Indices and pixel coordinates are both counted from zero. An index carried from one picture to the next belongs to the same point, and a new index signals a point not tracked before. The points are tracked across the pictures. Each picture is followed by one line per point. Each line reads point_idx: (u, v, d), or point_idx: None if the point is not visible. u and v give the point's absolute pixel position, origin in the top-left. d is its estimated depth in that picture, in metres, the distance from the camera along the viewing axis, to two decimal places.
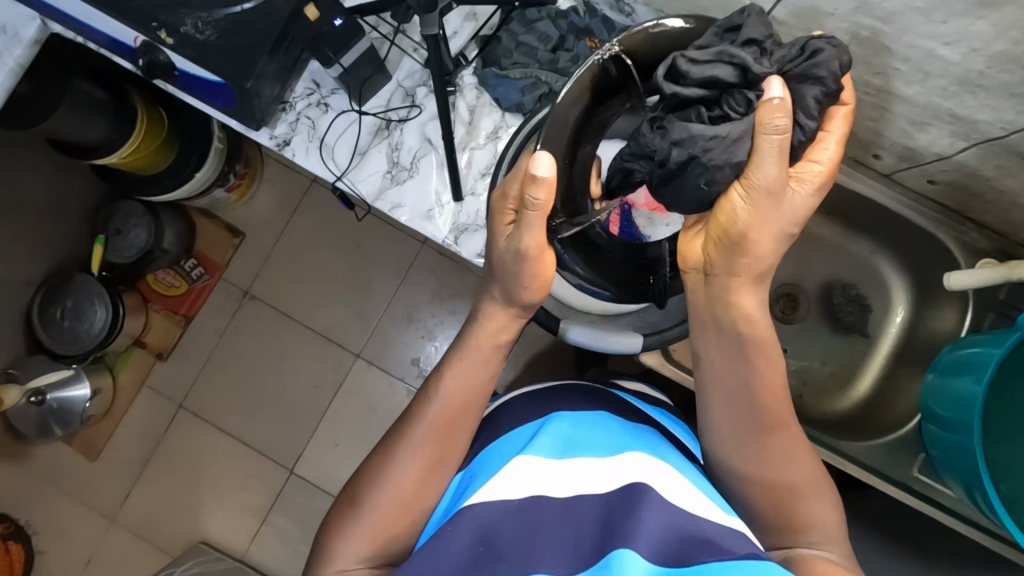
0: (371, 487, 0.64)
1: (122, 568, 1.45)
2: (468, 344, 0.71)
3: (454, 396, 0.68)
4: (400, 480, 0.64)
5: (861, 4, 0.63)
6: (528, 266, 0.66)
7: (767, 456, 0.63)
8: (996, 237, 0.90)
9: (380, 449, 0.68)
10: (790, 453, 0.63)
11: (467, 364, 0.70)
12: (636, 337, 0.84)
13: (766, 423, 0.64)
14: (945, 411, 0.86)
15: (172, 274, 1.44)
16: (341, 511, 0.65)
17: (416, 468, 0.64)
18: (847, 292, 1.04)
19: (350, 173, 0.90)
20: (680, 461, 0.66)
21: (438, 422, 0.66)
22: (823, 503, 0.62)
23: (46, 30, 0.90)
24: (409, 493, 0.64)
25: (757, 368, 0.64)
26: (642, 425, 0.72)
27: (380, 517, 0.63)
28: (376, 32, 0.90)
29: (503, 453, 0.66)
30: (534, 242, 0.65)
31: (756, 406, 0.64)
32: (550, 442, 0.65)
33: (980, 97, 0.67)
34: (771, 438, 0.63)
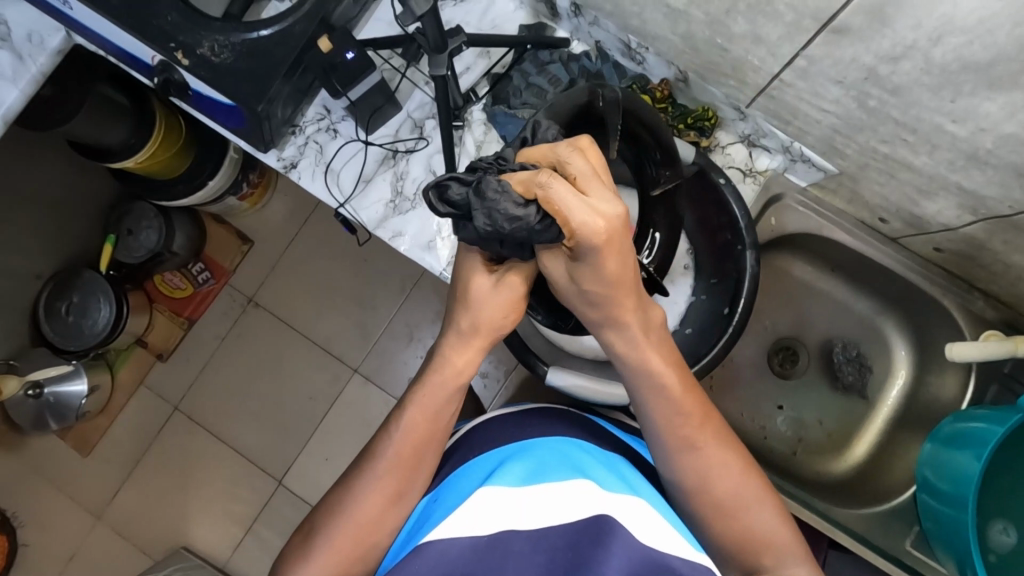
0: (328, 526, 0.64)
1: (102, 566, 1.44)
2: (430, 379, 0.67)
3: (416, 431, 0.66)
4: (358, 516, 0.64)
5: (870, 75, 0.63)
6: (508, 296, 0.65)
7: (693, 472, 0.65)
8: (1003, 308, 0.87)
9: (341, 483, 0.67)
10: (712, 462, 0.65)
11: (423, 399, 0.67)
12: (626, 389, 0.85)
13: (686, 441, 0.65)
14: (944, 485, 0.83)
15: (179, 276, 1.44)
16: (297, 547, 0.65)
17: (376, 502, 0.64)
18: (847, 351, 1.03)
19: (353, 200, 0.91)
20: (652, 494, 0.66)
21: (399, 454, 0.66)
22: (765, 507, 0.64)
23: (70, 41, 0.92)
24: (368, 526, 0.64)
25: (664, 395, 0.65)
26: (613, 455, 0.70)
27: (337, 553, 0.63)
28: (388, 64, 0.92)
29: (469, 479, 0.65)
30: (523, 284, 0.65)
31: (674, 425, 0.65)
32: (520, 467, 0.63)
33: (988, 174, 0.65)
34: (692, 455, 0.65)
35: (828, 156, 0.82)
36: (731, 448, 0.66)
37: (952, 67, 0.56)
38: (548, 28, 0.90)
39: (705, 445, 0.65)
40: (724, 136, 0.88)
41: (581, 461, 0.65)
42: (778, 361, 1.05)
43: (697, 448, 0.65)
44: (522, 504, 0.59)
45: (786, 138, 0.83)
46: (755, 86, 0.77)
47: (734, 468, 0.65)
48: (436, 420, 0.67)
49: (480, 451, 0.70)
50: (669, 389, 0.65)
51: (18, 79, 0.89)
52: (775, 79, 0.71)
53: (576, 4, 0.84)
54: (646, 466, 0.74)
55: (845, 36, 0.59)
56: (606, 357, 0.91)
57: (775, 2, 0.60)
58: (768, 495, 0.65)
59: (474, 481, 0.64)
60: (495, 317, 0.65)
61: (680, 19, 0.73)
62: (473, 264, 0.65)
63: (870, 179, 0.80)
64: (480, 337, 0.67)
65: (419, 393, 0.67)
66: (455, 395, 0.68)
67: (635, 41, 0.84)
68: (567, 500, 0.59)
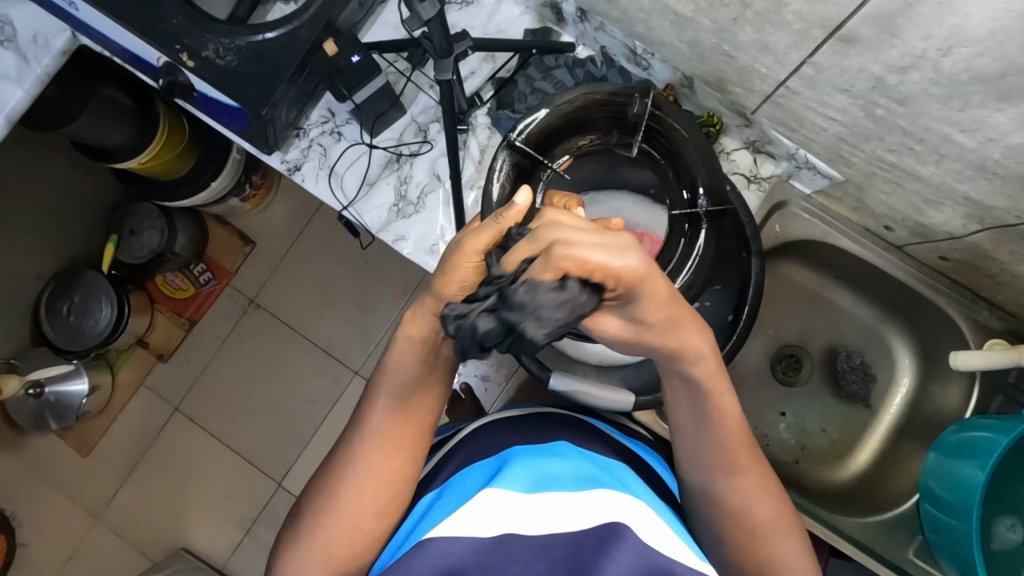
0: (314, 513, 0.64)
1: (100, 567, 1.44)
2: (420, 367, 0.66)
3: (393, 405, 0.65)
4: (338, 498, 0.63)
5: (877, 84, 0.63)
6: None
7: (733, 497, 0.63)
8: (1008, 318, 0.87)
9: (326, 466, 0.67)
10: (752, 492, 0.63)
11: (395, 366, 0.65)
12: (627, 396, 0.84)
13: (730, 466, 0.64)
14: (947, 494, 0.83)
15: (180, 278, 1.42)
16: (288, 533, 0.65)
17: (354, 483, 0.63)
18: (851, 359, 1.03)
19: (357, 203, 0.91)
20: (651, 499, 0.65)
21: (375, 431, 0.65)
22: (788, 538, 0.63)
23: (75, 42, 0.92)
24: (348, 511, 0.63)
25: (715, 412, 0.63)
26: (612, 460, 0.70)
27: (320, 539, 0.62)
28: (393, 67, 0.92)
29: (470, 482, 0.64)
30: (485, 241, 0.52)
31: (724, 447, 0.64)
32: (523, 472, 0.63)
33: (996, 184, 0.65)
34: (734, 480, 0.64)
35: (833, 163, 0.82)
36: (771, 484, 0.65)
37: (962, 78, 0.56)
38: (554, 33, 0.90)
39: (748, 474, 0.64)
40: (729, 142, 0.88)
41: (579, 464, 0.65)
42: (781, 367, 1.05)
43: (741, 474, 0.64)
44: (524, 509, 0.59)
45: (791, 145, 0.83)
46: (761, 93, 0.77)
47: (773, 501, 0.64)
48: (415, 390, 0.66)
49: (483, 453, 0.69)
50: (721, 412, 0.63)
51: (23, 80, 0.89)
52: (782, 86, 0.71)
53: (582, 10, 0.84)
54: (645, 469, 0.74)
55: (853, 45, 0.59)
56: (609, 362, 0.91)
57: (783, 11, 0.60)
58: (794, 528, 0.64)
59: (476, 483, 0.64)
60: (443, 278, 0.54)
61: (686, 26, 0.73)
62: None
63: (875, 187, 0.80)
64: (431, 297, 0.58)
65: (390, 359, 0.65)
66: (434, 362, 0.66)
67: (641, 47, 0.84)
68: (572, 508, 0.59)
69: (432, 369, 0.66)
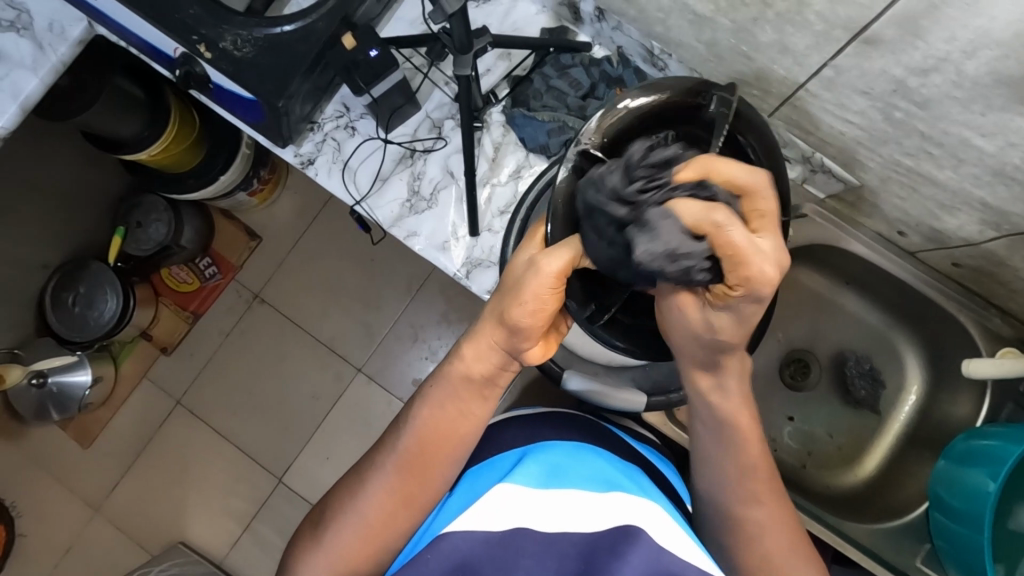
0: (336, 519, 0.64)
1: (99, 560, 1.43)
2: (449, 381, 0.65)
3: (432, 430, 0.65)
4: (360, 510, 0.64)
5: (898, 87, 0.62)
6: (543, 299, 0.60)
7: (750, 526, 0.64)
8: (1020, 325, 0.87)
9: (350, 475, 0.67)
10: (773, 526, 0.64)
11: (444, 398, 0.65)
12: (641, 397, 0.86)
13: (747, 494, 0.64)
14: (956, 501, 0.82)
15: (185, 271, 1.44)
16: (308, 535, 0.66)
17: (382, 499, 0.64)
18: (860, 365, 1.02)
19: (370, 198, 0.91)
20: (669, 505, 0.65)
21: (410, 454, 0.64)
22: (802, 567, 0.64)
23: (90, 31, 0.92)
24: (374, 523, 0.63)
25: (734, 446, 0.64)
26: (629, 464, 0.70)
27: (343, 548, 0.63)
28: (409, 63, 0.91)
29: (485, 480, 0.65)
30: (560, 266, 0.56)
31: (742, 477, 0.64)
32: (537, 467, 0.63)
33: (1014, 190, 0.65)
34: (752, 509, 0.64)
35: (849, 168, 0.82)
36: (787, 510, 0.66)
37: (984, 81, 0.56)
38: (570, 32, 0.90)
39: (766, 503, 0.64)
40: None
41: (594, 466, 0.64)
42: (789, 372, 1.05)
43: (760, 503, 0.64)
44: (537, 505, 0.58)
45: (806, 148, 0.83)
46: (779, 95, 0.76)
47: (790, 532, 0.65)
48: (461, 421, 0.65)
49: (496, 452, 0.69)
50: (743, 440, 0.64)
51: (39, 68, 0.89)
52: (801, 88, 0.71)
53: (600, 9, 0.84)
54: (659, 474, 0.74)
55: (875, 47, 0.59)
56: (619, 362, 0.89)
57: (806, 12, 0.60)
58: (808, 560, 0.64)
59: (491, 481, 0.64)
60: (515, 306, 0.59)
61: (706, 26, 0.73)
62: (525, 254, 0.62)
63: (890, 192, 0.80)
64: (496, 325, 0.62)
65: (436, 388, 0.65)
66: (486, 397, 0.66)
67: (658, 46, 0.84)
68: (586, 509, 0.59)
69: (486, 405, 0.66)
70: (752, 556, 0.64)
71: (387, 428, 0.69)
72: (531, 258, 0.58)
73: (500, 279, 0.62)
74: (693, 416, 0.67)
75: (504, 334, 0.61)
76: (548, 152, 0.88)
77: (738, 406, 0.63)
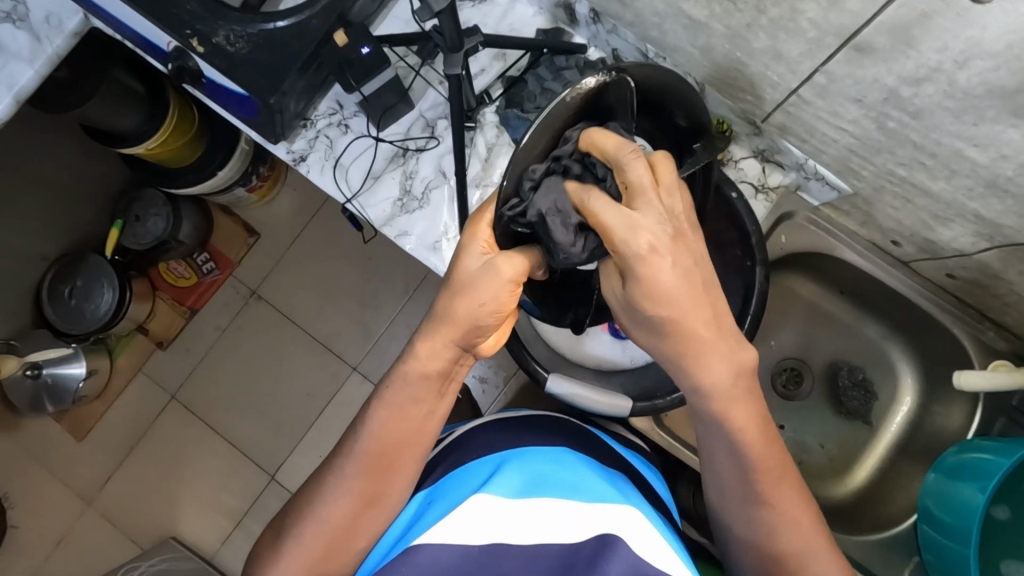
0: (299, 525, 0.64)
1: (88, 553, 1.43)
2: (400, 379, 0.65)
3: (391, 433, 0.64)
4: (325, 515, 0.63)
5: (890, 95, 0.62)
6: (498, 292, 0.60)
7: (765, 526, 0.62)
8: (1015, 340, 0.86)
9: (314, 480, 0.66)
10: (789, 515, 0.61)
11: (401, 399, 0.64)
12: (626, 401, 0.84)
13: (759, 496, 0.61)
14: (946, 516, 0.81)
15: (183, 266, 1.42)
16: (271, 541, 0.65)
17: (347, 503, 0.63)
18: (852, 375, 1.01)
19: (361, 196, 0.91)
20: (644, 507, 0.64)
21: (371, 457, 0.64)
22: (827, 556, 0.61)
23: (87, 24, 0.92)
24: (339, 526, 0.63)
25: (743, 442, 0.60)
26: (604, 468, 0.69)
27: (306, 552, 0.63)
28: (402, 62, 0.91)
29: (464, 487, 0.64)
30: (515, 271, 0.60)
31: (751, 479, 0.61)
32: (516, 477, 0.62)
33: (1007, 202, 0.64)
34: (760, 510, 0.62)
35: (843, 176, 0.81)
36: (805, 505, 0.62)
37: (977, 92, 0.55)
38: (566, 34, 0.89)
39: (781, 500, 0.61)
40: (738, 151, 0.87)
41: (566, 476, 0.64)
42: (781, 381, 1.04)
43: (773, 504, 0.61)
44: (515, 519, 0.58)
45: (801, 155, 0.82)
46: (773, 101, 0.76)
47: (807, 524, 0.61)
48: (421, 420, 0.66)
49: (478, 455, 0.69)
50: (749, 443, 0.60)
51: (34, 59, 0.89)
52: (794, 95, 0.71)
53: (595, 11, 0.83)
54: (639, 479, 0.73)
55: (867, 55, 0.59)
56: (607, 367, 0.92)
57: (798, 18, 0.60)
58: (833, 547, 0.62)
59: (469, 488, 0.63)
60: (473, 303, 0.60)
61: (700, 31, 0.72)
62: (471, 244, 0.63)
63: (884, 202, 0.79)
64: (452, 325, 0.62)
65: (393, 390, 0.65)
66: (444, 393, 0.66)
67: (653, 50, 0.83)
68: (566, 519, 0.58)
69: (443, 401, 0.67)
70: (780, 560, 0.61)
71: (347, 430, 0.67)
72: (490, 259, 0.61)
73: (445, 276, 0.63)
74: (695, 418, 0.63)
75: (457, 331, 0.62)
76: None
77: (736, 404, 0.59)
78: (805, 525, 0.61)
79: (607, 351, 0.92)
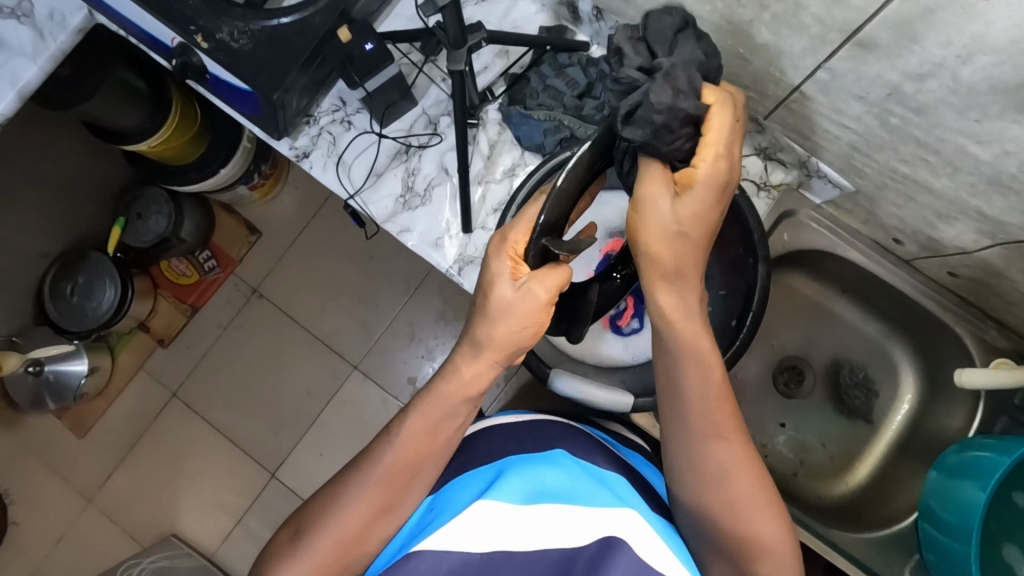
0: (314, 529, 0.64)
1: (89, 550, 1.43)
2: (437, 394, 0.66)
3: (417, 442, 0.65)
4: (342, 521, 0.63)
5: (893, 92, 0.62)
6: (533, 318, 0.61)
7: (713, 464, 0.62)
8: (1017, 338, 0.86)
9: (331, 485, 0.67)
10: (733, 459, 0.62)
11: (438, 415, 0.66)
12: (628, 396, 0.84)
13: (711, 430, 0.62)
14: (948, 514, 0.81)
15: (185, 263, 1.43)
16: (283, 545, 0.65)
17: (365, 508, 0.64)
18: (853, 374, 1.02)
19: (363, 192, 0.91)
20: (654, 515, 0.66)
21: (395, 465, 0.65)
22: (770, 514, 0.61)
23: (91, 20, 0.92)
24: (355, 531, 0.63)
25: (686, 369, 0.62)
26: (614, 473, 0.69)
27: (321, 554, 0.63)
28: (406, 59, 0.91)
29: (464, 494, 0.64)
30: (544, 292, 0.60)
31: (704, 409, 0.62)
32: (518, 484, 0.61)
33: (1010, 199, 0.64)
34: (712, 446, 0.62)
35: (845, 173, 0.81)
36: (755, 457, 0.63)
37: (980, 88, 0.55)
38: (569, 32, 0.89)
39: (731, 438, 0.62)
40: (740, 149, 0.86)
41: (579, 484, 0.64)
42: (782, 379, 1.04)
43: (723, 439, 0.62)
44: (515, 527, 0.58)
45: (803, 152, 0.83)
46: (775, 98, 0.76)
47: (751, 475, 0.62)
48: (449, 433, 0.67)
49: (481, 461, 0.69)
50: (706, 374, 0.62)
51: (38, 55, 0.89)
52: (797, 91, 0.71)
53: (598, 8, 0.83)
54: (646, 483, 0.73)
55: (870, 50, 0.59)
56: (608, 364, 0.92)
57: (802, 14, 0.60)
58: (777, 507, 0.62)
59: (469, 495, 0.63)
60: (513, 329, 0.62)
61: (703, 27, 0.73)
62: (499, 269, 0.62)
63: (886, 200, 0.79)
64: (487, 349, 0.64)
65: (430, 404, 0.66)
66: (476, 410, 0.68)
67: None
68: (573, 523, 0.59)
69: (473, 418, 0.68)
70: (724, 506, 0.61)
71: (372, 439, 0.68)
72: (521, 283, 0.60)
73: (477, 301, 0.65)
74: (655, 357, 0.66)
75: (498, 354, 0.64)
76: (543, 150, 0.88)
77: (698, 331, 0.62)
78: (749, 474, 0.61)
79: (612, 349, 0.92)
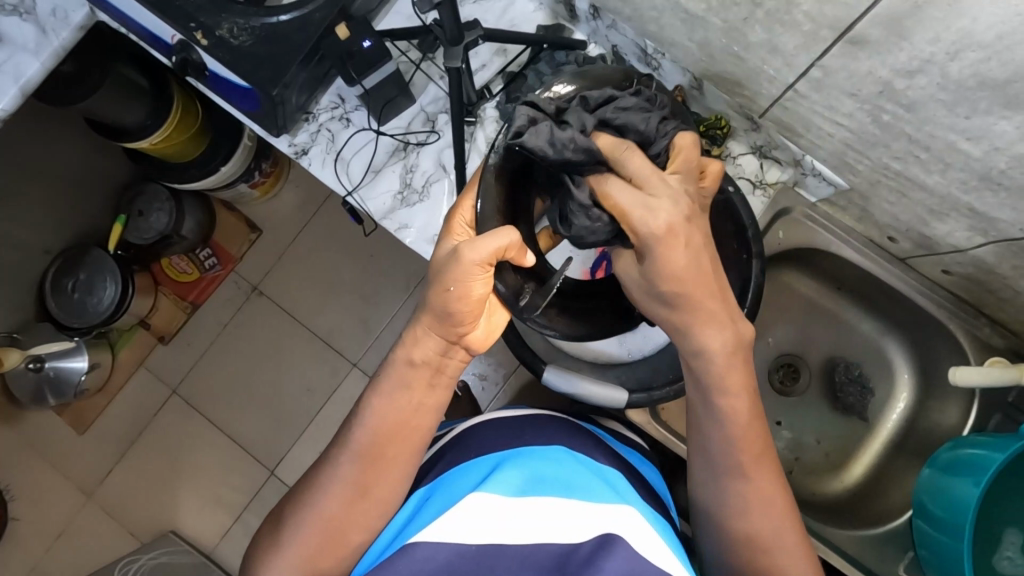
0: (299, 514, 0.65)
1: (88, 545, 1.44)
2: (395, 367, 0.67)
3: (386, 422, 0.66)
4: (323, 510, 0.64)
5: (884, 89, 0.63)
6: (458, 274, 0.61)
7: (738, 501, 0.63)
8: (1010, 335, 0.86)
9: (312, 472, 0.67)
10: (760, 495, 0.63)
11: (395, 387, 0.66)
12: (620, 392, 0.85)
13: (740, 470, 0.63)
14: (941, 511, 0.81)
15: (185, 261, 1.44)
16: (270, 534, 0.66)
17: (341, 492, 0.64)
18: (849, 371, 1.02)
19: (361, 189, 0.92)
20: (644, 507, 0.65)
21: (367, 447, 0.65)
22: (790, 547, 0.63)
23: (93, 18, 0.93)
24: (336, 519, 0.64)
25: (726, 417, 0.63)
26: (605, 467, 0.70)
27: (303, 543, 0.63)
28: (405, 57, 0.92)
29: (461, 485, 0.64)
30: (484, 254, 0.60)
31: (736, 448, 0.63)
32: (516, 476, 0.63)
33: (1001, 196, 0.65)
34: (740, 482, 0.63)
35: (840, 171, 0.81)
36: (782, 496, 0.64)
37: (969, 84, 0.55)
38: (566, 30, 0.90)
39: (759, 478, 0.63)
40: (736, 146, 0.89)
41: (569, 477, 0.64)
42: (779, 377, 1.04)
43: (752, 480, 0.63)
44: (511, 516, 0.58)
45: (798, 150, 0.83)
46: (769, 97, 0.76)
47: (777, 512, 0.63)
48: (415, 413, 0.67)
49: (477, 452, 0.69)
50: (737, 411, 0.63)
51: (40, 52, 0.90)
52: (790, 89, 0.71)
53: (595, 7, 0.84)
54: (641, 480, 0.73)
55: (861, 47, 0.59)
56: (604, 361, 0.92)
57: (793, 11, 0.60)
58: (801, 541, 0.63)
59: (466, 486, 0.64)
60: (446, 294, 0.62)
61: (698, 26, 0.73)
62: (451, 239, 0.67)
63: (880, 197, 0.80)
64: (431, 313, 0.64)
65: (388, 379, 0.67)
66: (435, 384, 0.68)
67: (651, 46, 0.84)
68: (564, 515, 0.59)
69: (433, 393, 0.68)
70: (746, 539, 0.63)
71: (346, 421, 0.69)
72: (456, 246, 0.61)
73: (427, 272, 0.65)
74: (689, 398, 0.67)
75: (435, 320, 0.64)
76: None
77: (740, 386, 0.63)
78: (774, 512, 0.63)
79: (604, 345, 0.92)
